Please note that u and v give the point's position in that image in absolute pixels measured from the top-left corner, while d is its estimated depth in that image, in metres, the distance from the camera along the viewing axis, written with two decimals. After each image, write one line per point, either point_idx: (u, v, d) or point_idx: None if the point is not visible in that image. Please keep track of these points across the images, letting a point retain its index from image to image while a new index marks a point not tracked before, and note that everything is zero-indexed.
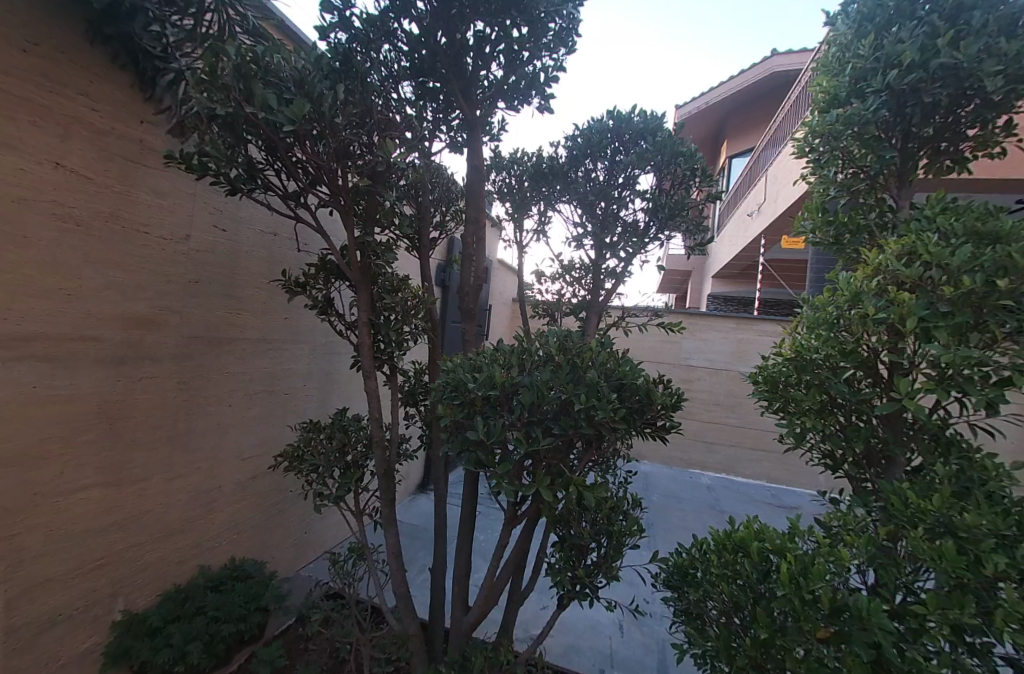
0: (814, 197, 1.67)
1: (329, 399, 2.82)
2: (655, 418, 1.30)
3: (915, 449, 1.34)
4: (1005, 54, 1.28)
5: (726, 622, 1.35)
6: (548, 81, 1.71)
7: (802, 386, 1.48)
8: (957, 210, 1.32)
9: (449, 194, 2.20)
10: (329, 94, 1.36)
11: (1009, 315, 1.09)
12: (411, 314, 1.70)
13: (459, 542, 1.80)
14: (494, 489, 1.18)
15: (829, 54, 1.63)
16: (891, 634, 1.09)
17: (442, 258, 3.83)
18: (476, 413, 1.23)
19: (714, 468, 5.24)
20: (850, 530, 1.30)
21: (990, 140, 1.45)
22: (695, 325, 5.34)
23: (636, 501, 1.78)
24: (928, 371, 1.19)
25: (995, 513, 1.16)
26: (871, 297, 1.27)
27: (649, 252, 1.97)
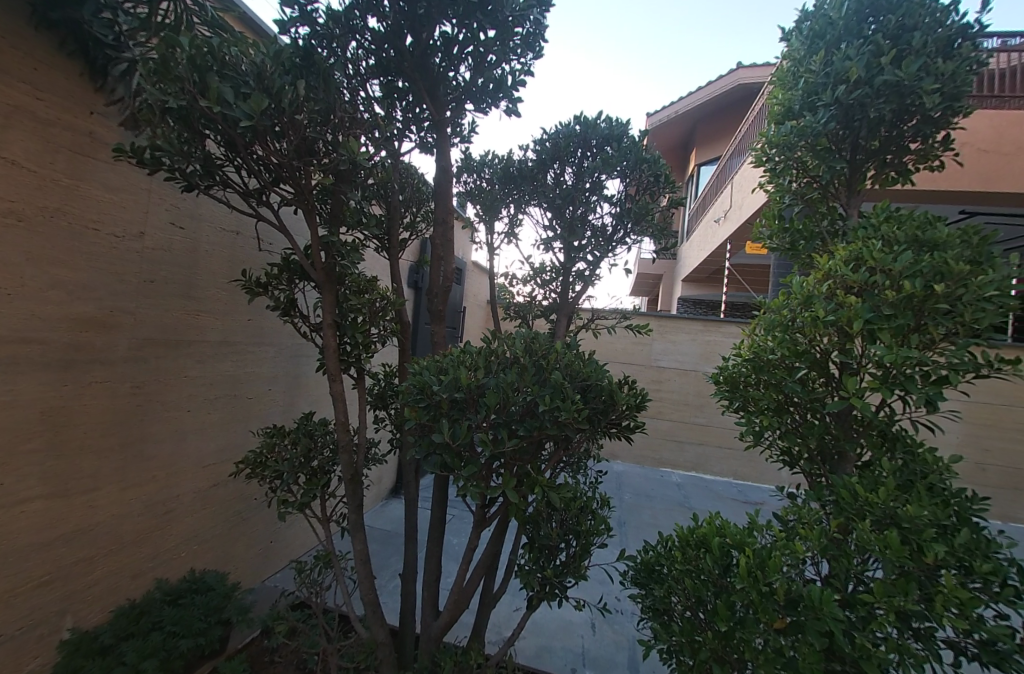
0: (771, 205, 1.74)
1: (295, 404, 2.74)
2: (620, 418, 1.32)
3: (864, 445, 1.41)
4: (941, 73, 1.37)
5: (689, 616, 1.38)
6: (516, 85, 1.71)
7: (760, 386, 1.53)
8: (900, 218, 1.39)
9: (420, 194, 2.19)
10: (290, 89, 1.32)
11: (945, 317, 1.17)
12: (379, 316, 1.68)
13: (428, 547, 1.77)
14: (461, 492, 1.17)
15: (784, 68, 1.71)
16: (842, 622, 1.14)
17: (414, 258, 3.78)
18: (443, 415, 1.21)
19: (683, 467, 5.37)
20: (805, 524, 1.36)
21: (931, 153, 1.54)
22: (664, 327, 5.48)
23: (604, 500, 1.80)
24: (874, 371, 1.25)
25: (936, 504, 1.23)
26: (822, 300, 1.33)
27: (617, 256, 2.01)
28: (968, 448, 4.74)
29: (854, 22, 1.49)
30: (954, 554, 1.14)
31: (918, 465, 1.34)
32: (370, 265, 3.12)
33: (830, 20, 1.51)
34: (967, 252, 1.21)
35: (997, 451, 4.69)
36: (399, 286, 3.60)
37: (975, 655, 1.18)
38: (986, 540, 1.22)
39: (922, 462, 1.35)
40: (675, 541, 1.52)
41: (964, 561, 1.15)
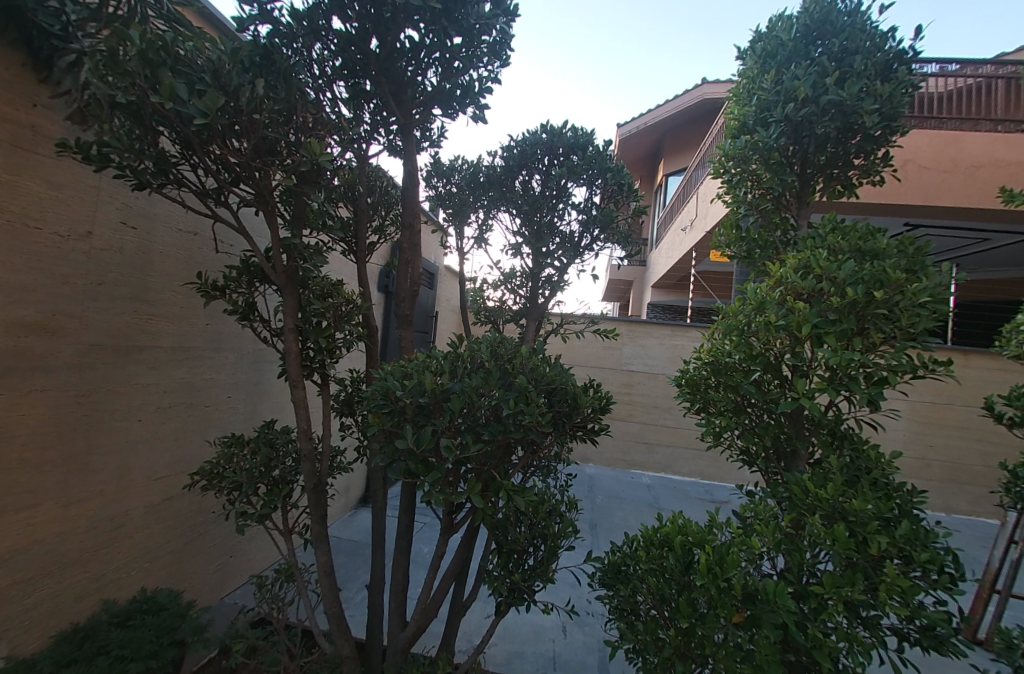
0: (728, 214, 1.82)
1: (256, 412, 2.64)
2: (585, 420, 1.35)
3: (815, 443, 1.48)
4: (879, 95, 1.46)
5: (653, 615, 1.41)
6: (483, 92, 1.73)
7: (719, 388, 1.59)
8: (845, 229, 1.47)
9: (388, 198, 2.17)
10: (248, 87, 1.28)
11: (884, 322, 1.25)
12: (344, 320, 1.64)
13: (395, 556, 1.74)
14: (425, 499, 1.15)
15: (739, 85, 1.79)
16: (795, 614, 1.19)
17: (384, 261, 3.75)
18: (406, 421, 1.19)
19: (653, 468, 5.48)
20: (761, 520, 1.41)
21: (872, 169, 1.65)
22: (634, 331, 5.60)
23: (571, 503, 1.82)
24: (822, 373, 1.32)
25: (879, 497, 1.31)
26: (774, 306, 1.40)
27: (584, 262, 2.05)
28: (914, 444, 5.06)
29: (801, 44, 1.58)
30: (895, 545, 1.21)
31: (864, 461, 1.42)
32: (335, 267, 3.05)
33: (781, 41, 1.60)
34: (903, 261, 1.30)
35: (939, 447, 5.02)
36: (367, 290, 3.54)
37: (915, 640, 1.26)
38: (924, 531, 1.30)
39: (867, 458, 1.43)
40: (639, 540, 1.55)
41: (905, 552, 1.22)
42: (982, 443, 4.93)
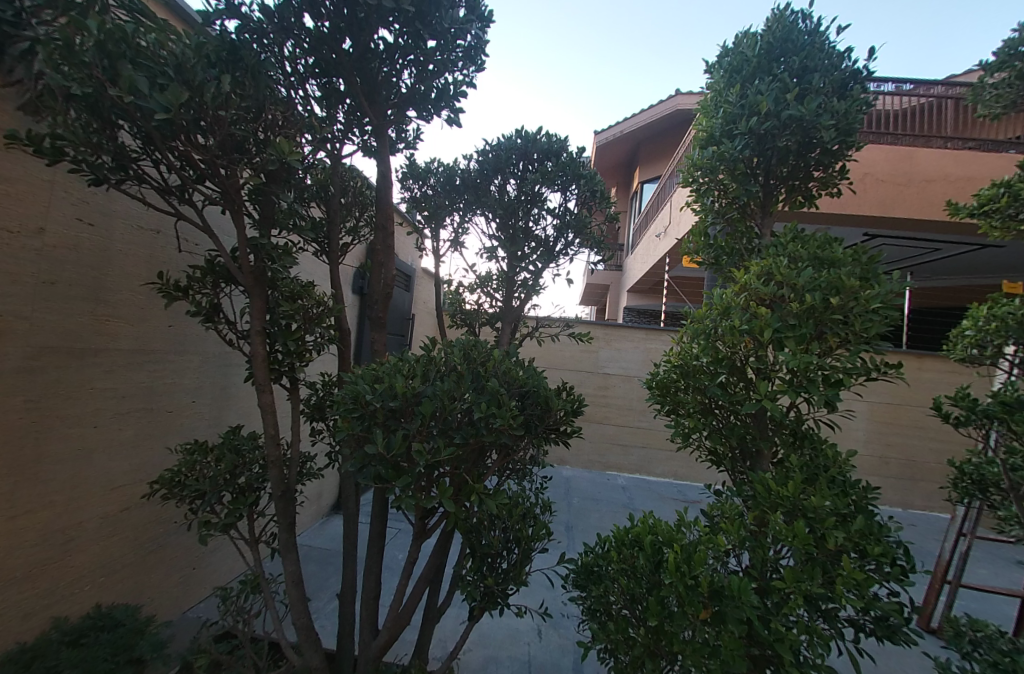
0: (697, 222, 1.88)
1: (222, 418, 2.54)
2: (557, 423, 1.37)
3: (777, 443, 1.54)
4: (836, 111, 1.54)
5: (625, 615, 1.43)
6: (458, 96, 1.73)
7: (688, 391, 1.64)
8: (804, 238, 1.53)
9: (362, 199, 2.14)
10: (213, 83, 1.24)
11: (839, 326, 1.31)
12: (315, 322, 1.61)
13: (367, 563, 1.71)
14: (395, 504, 1.13)
15: (707, 97, 1.86)
16: (758, 609, 1.23)
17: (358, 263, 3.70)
18: (377, 425, 1.18)
19: (628, 469, 5.57)
20: (727, 518, 1.46)
21: (830, 181, 1.73)
22: (610, 335, 5.68)
23: (545, 505, 1.83)
24: (783, 376, 1.37)
25: (836, 494, 1.37)
26: (738, 310, 1.45)
27: (559, 266, 2.08)
28: (873, 442, 5.31)
29: (764, 60, 1.66)
30: (850, 539, 1.27)
31: (822, 459, 1.48)
32: (306, 267, 2.98)
33: (746, 57, 1.67)
34: (857, 269, 1.37)
35: (895, 445, 5.29)
36: (340, 291, 3.47)
37: (871, 630, 1.31)
38: (877, 525, 1.37)
39: (825, 456, 1.50)
40: (611, 541, 1.57)
41: (860, 545, 1.28)
42: (935, 441, 5.22)
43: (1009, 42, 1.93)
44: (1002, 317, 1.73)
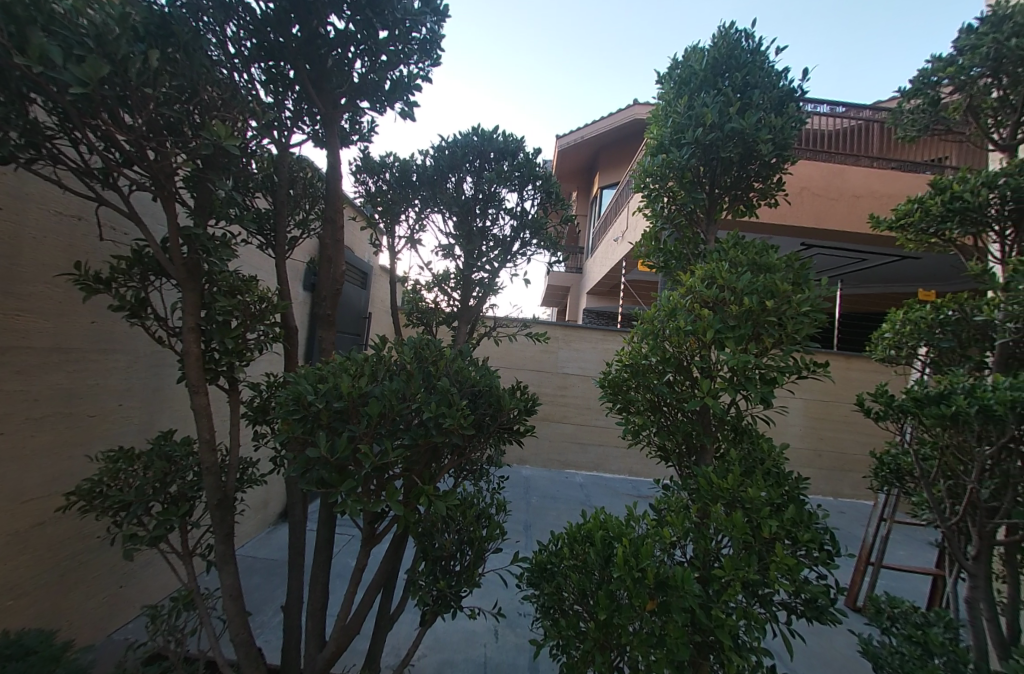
0: (648, 226, 1.94)
1: (153, 422, 2.35)
2: (511, 422, 1.37)
3: (719, 438, 1.62)
4: (773, 127, 1.64)
5: (576, 610, 1.45)
6: (412, 89, 1.69)
7: (638, 389, 1.69)
8: (744, 245, 1.61)
9: (312, 192, 2.05)
10: (140, 58, 1.14)
11: (774, 328, 1.40)
12: (257, 319, 1.53)
13: (313, 572, 1.63)
14: (337, 510, 1.08)
15: (659, 106, 1.93)
16: (700, 597, 1.29)
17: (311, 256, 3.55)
18: (320, 427, 1.13)
19: (586, 467, 5.70)
20: (673, 511, 1.51)
21: (768, 192, 1.84)
22: (569, 335, 5.78)
23: (500, 505, 1.82)
24: (725, 374, 1.44)
25: (771, 485, 1.45)
26: (683, 312, 1.52)
27: (516, 266, 2.09)
28: (808, 436, 5.73)
29: (711, 74, 1.74)
30: (782, 527, 1.35)
31: (759, 453, 1.57)
32: (247, 261, 2.80)
33: (694, 70, 1.75)
34: (790, 275, 1.47)
35: (828, 439, 5.73)
36: (286, 287, 3.30)
37: (801, 612, 1.40)
38: (807, 513, 1.46)
39: (761, 450, 1.59)
40: (564, 538, 1.59)
41: (791, 532, 1.37)
42: (861, 435, 5.71)
43: (922, 72, 2.13)
44: (915, 320, 1.91)
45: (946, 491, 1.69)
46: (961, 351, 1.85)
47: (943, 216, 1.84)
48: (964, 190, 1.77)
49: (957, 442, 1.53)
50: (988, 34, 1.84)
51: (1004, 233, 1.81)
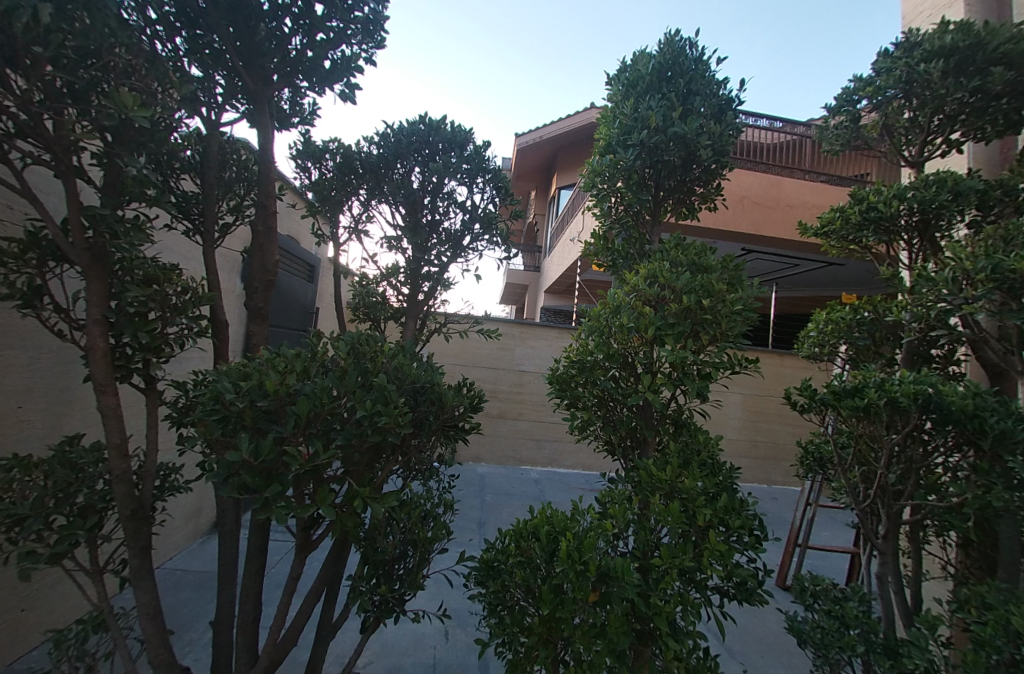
0: (597, 225, 1.97)
1: (58, 426, 2.10)
2: (454, 419, 1.35)
3: (660, 431, 1.67)
4: (713, 134, 1.71)
5: (521, 606, 1.44)
6: (351, 71, 1.66)
7: (584, 385, 1.71)
8: (685, 246, 1.67)
9: (246, 177, 1.92)
10: (29, 11, 0.99)
11: (710, 326, 1.47)
12: (179, 311, 1.41)
13: (244, 584, 1.52)
14: (261, 516, 1.00)
15: (608, 108, 1.96)
16: (639, 586, 1.32)
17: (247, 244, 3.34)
18: (244, 428, 1.05)
19: (542, 462, 5.77)
20: (616, 504, 1.54)
21: (710, 197, 1.92)
22: (526, 333, 5.81)
23: (448, 505, 1.79)
24: (666, 370, 1.49)
25: (706, 475, 1.52)
26: (627, 310, 1.56)
27: (466, 261, 2.06)
28: (747, 429, 6.11)
29: (656, 78, 1.79)
30: (716, 515, 1.41)
31: (695, 444, 1.64)
32: (168, 246, 2.58)
33: (641, 74, 1.79)
34: (725, 275, 1.54)
35: (764, 431, 6.14)
36: (219, 277, 3.09)
37: (733, 595, 1.46)
38: (739, 501, 1.53)
39: (698, 441, 1.66)
40: (510, 535, 1.58)
41: (724, 519, 1.43)
42: (792, 426, 6.16)
43: (845, 90, 2.31)
44: (836, 320, 2.07)
45: (860, 476, 1.84)
46: (875, 349, 2.03)
47: (860, 225, 2.01)
48: (878, 201, 1.93)
49: (869, 432, 1.68)
50: (900, 59, 2.01)
51: (911, 241, 2.00)
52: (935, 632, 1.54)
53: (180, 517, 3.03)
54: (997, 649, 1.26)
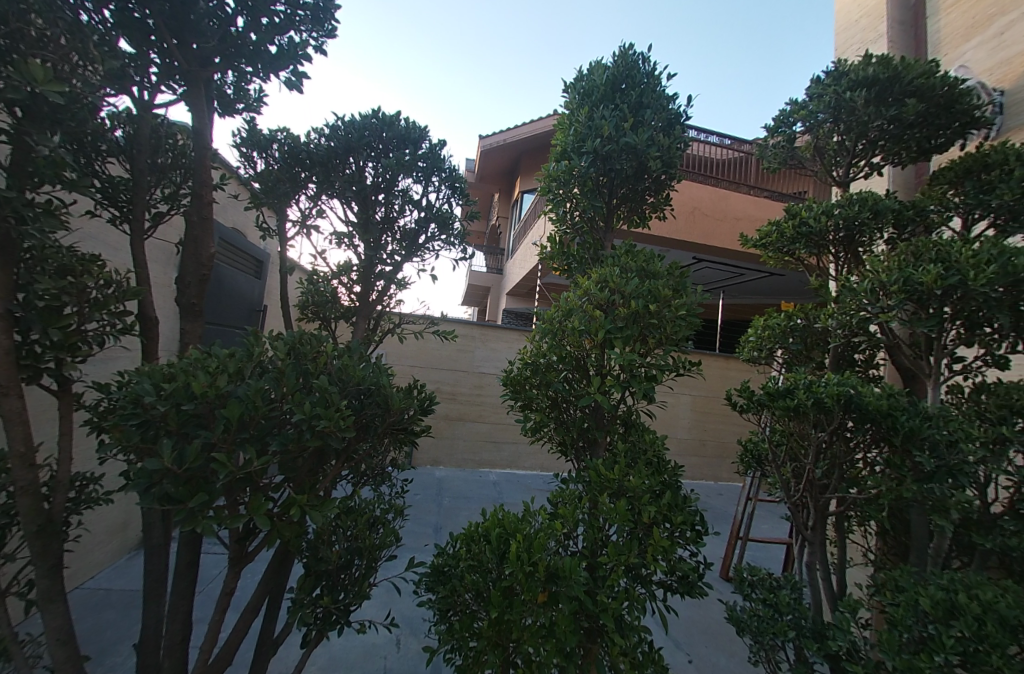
0: (552, 229, 2.00)
1: None
2: (402, 421, 1.32)
3: (610, 432, 1.71)
4: (662, 145, 1.79)
5: (470, 610, 1.43)
6: (299, 58, 1.60)
7: (537, 386, 1.73)
8: (636, 252, 1.73)
9: (182, 164, 1.81)
10: None
11: (657, 329, 1.53)
12: (100, 306, 1.30)
13: (173, 602, 1.40)
14: (185, 528, 0.93)
15: (564, 114, 1.99)
16: (587, 585, 1.34)
17: (180, 233, 3.09)
18: (167, 433, 0.97)
19: (500, 464, 5.78)
20: (567, 503, 1.56)
21: (660, 206, 2.00)
22: (486, 335, 5.81)
23: (398, 510, 1.74)
24: (617, 373, 1.53)
25: (652, 474, 1.57)
26: (579, 312, 1.60)
27: (422, 260, 2.04)
28: (696, 428, 6.41)
29: (610, 89, 1.84)
30: (660, 512, 1.45)
31: (643, 444, 1.69)
32: (89, 234, 2.37)
33: (596, 83, 1.84)
34: (671, 281, 1.61)
35: (712, 430, 6.46)
36: (150, 270, 2.87)
37: (676, 589, 1.51)
38: (682, 497, 1.59)
39: (646, 441, 1.71)
40: (461, 539, 1.55)
41: (667, 516, 1.48)
42: (737, 426, 6.53)
43: (783, 112, 2.47)
44: (772, 326, 2.21)
45: (792, 471, 1.97)
46: (807, 353, 2.19)
47: (794, 238, 2.17)
48: (809, 216, 2.09)
49: (800, 430, 1.80)
50: (829, 86, 2.19)
51: (838, 254, 2.17)
52: (856, 614, 1.67)
53: (103, 532, 2.78)
54: (908, 627, 1.38)
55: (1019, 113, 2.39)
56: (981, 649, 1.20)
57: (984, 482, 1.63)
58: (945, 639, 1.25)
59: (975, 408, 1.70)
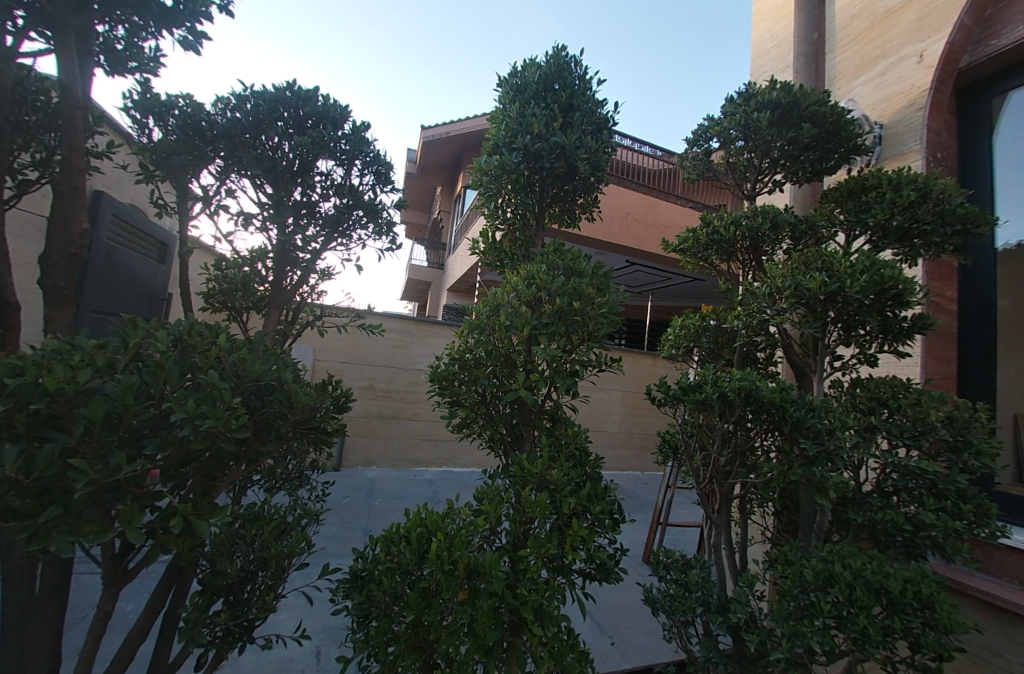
0: (484, 224, 1.99)
1: None
2: (309, 419, 1.24)
3: (535, 427, 1.74)
4: (590, 147, 1.84)
5: (388, 616, 1.37)
6: (198, 16, 1.45)
7: (464, 383, 1.71)
8: (564, 250, 1.77)
9: (55, 123, 1.56)
10: None
11: (580, 326, 1.57)
12: None
13: (34, 633, 1.21)
14: (35, 547, 0.80)
15: (497, 108, 1.99)
16: (508, 578, 1.35)
17: (45, 205, 2.66)
18: (13, 438, 0.83)
19: (436, 463, 5.71)
20: (491, 499, 1.55)
21: (588, 207, 2.07)
22: (422, 331, 5.69)
23: (314, 515, 1.63)
24: (543, 370, 1.55)
25: (573, 467, 1.61)
26: (506, 308, 1.61)
27: (345, 247, 1.94)
28: (625, 423, 6.76)
29: (542, 87, 1.87)
30: (579, 503, 1.50)
31: (567, 438, 1.73)
32: None
33: (528, 81, 1.86)
34: (595, 281, 1.67)
35: (639, 424, 6.84)
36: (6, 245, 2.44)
37: (594, 576, 1.56)
38: (602, 488, 1.65)
39: (570, 435, 1.75)
40: (381, 541, 1.48)
41: (588, 506, 1.53)
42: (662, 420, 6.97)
43: (701, 127, 2.66)
44: (688, 325, 2.39)
45: (702, 459, 2.13)
46: (717, 351, 2.37)
47: (707, 245, 2.36)
48: (720, 225, 2.28)
49: (707, 421, 1.95)
50: (740, 106, 2.40)
51: (745, 261, 2.37)
52: (753, 588, 1.84)
53: None
54: (794, 596, 1.53)
55: (894, 145, 2.75)
56: (852, 611, 1.38)
57: (857, 465, 1.86)
58: (823, 605, 1.41)
59: (850, 401, 1.93)
